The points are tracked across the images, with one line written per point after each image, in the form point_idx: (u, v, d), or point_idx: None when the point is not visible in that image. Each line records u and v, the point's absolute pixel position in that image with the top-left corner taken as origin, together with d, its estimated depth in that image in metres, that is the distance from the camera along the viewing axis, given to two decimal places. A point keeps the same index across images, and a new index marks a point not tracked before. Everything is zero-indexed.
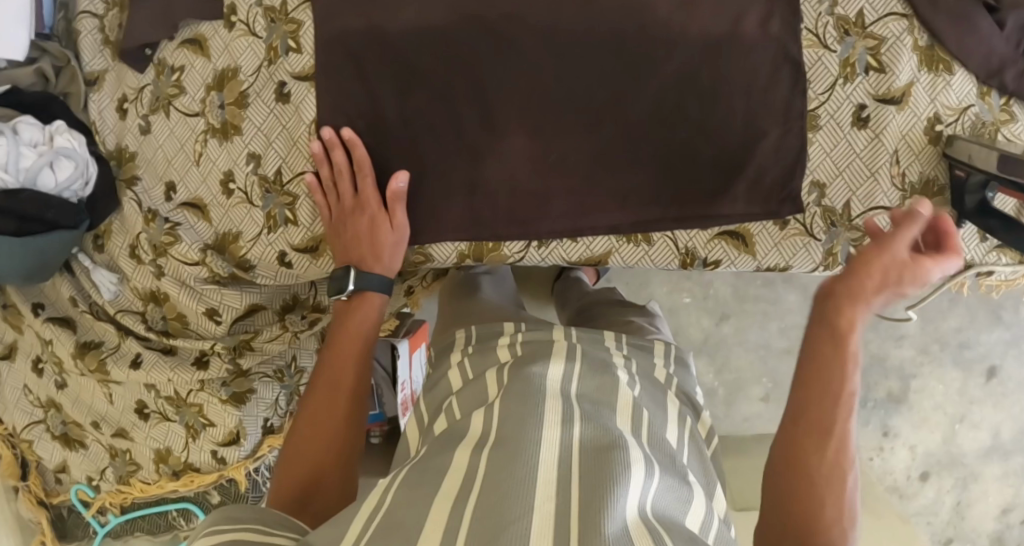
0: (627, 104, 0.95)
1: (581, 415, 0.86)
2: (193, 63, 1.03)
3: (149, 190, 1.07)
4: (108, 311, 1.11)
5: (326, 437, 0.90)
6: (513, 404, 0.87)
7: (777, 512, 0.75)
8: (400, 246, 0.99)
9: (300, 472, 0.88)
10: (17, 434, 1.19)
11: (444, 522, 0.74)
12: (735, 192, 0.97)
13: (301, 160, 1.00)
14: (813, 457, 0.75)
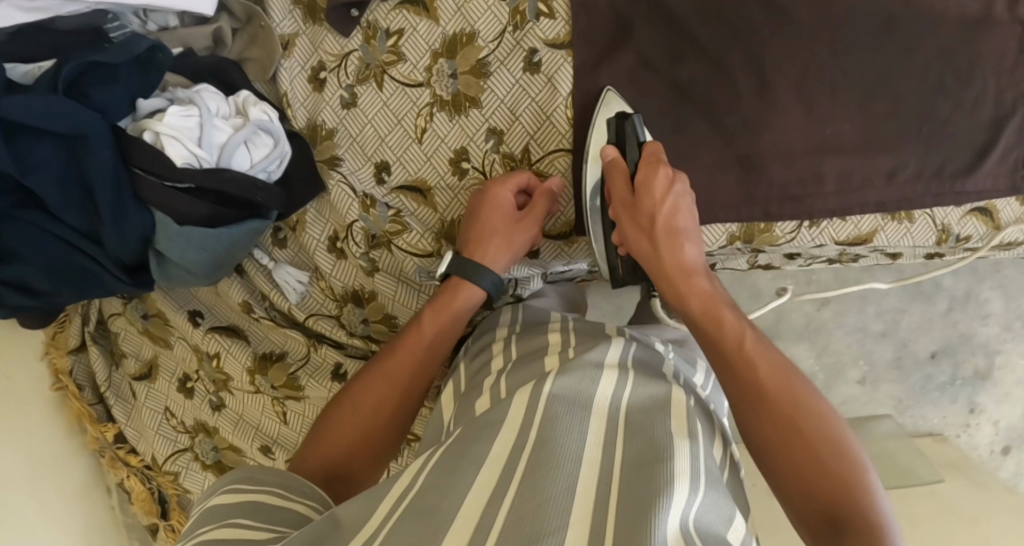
0: (897, 79, 0.91)
1: (626, 431, 0.71)
2: (416, 26, 0.90)
3: (356, 172, 0.93)
4: (297, 316, 0.96)
5: (362, 420, 0.83)
6: (564, 401, 0.73)
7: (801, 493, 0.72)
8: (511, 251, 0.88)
9: (336, 448, 0.81)
10: (157, 467, 1.01)
11: (477, 512, 0.63)
12: (985, 168, 0.92)
13: (554, 135, 0.90)
14: (794, 443, 0.73)
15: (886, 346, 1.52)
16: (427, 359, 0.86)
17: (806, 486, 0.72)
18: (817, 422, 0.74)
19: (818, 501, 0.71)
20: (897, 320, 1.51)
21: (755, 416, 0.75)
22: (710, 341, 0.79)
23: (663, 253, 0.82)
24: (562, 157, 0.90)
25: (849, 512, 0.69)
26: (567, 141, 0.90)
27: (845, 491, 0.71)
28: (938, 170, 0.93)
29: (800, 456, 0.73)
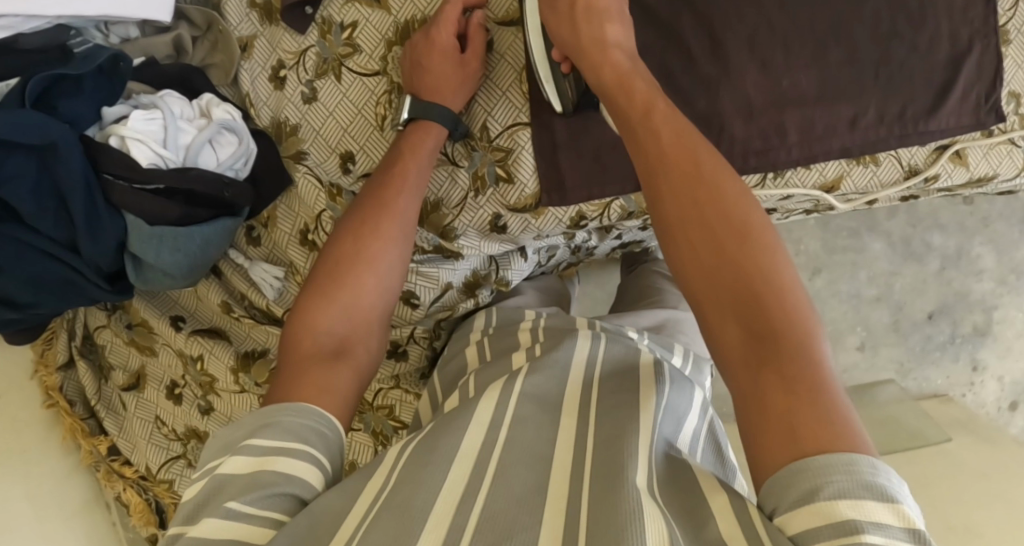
0: (848, 22, 0.91)
1: (595, 421, 0.73)
2: (369, 18, 0.93)
3: (321, 164, 0.94)
4: (275, 312, 0.96)
5: (364, 265, 0.82)
6: (526, 394, 0.76)
7: (745, 349, 0.62)
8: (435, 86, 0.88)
9: (322, 338, 0.78)
10: (152, 476, 1.00)
11: (456, 498, 0.62)
12: (948, 107, 0.94)
13: (511, 110, 0.91)
14: (762, 299, 0.62)
15: (883, 311, 1.51)
16: (379, 242, 0.84)
17: (731, 315, 0.63)
18: (727, 184, 0.67)
19: (747, 349, 0.62)
20: (891, 283, 1.51)
21: (659, 204, 0.68)
22: (631, 139, 0.73)
23: (581, 29, 0.80)
24: (522, 131, 0.91)
25: (775, 317, 0.61)
26: (524, 115, 0.91)
27: (781, 347, 0.60)
28: (901, 110, 0.94)
29: (727, 295, 0.63)
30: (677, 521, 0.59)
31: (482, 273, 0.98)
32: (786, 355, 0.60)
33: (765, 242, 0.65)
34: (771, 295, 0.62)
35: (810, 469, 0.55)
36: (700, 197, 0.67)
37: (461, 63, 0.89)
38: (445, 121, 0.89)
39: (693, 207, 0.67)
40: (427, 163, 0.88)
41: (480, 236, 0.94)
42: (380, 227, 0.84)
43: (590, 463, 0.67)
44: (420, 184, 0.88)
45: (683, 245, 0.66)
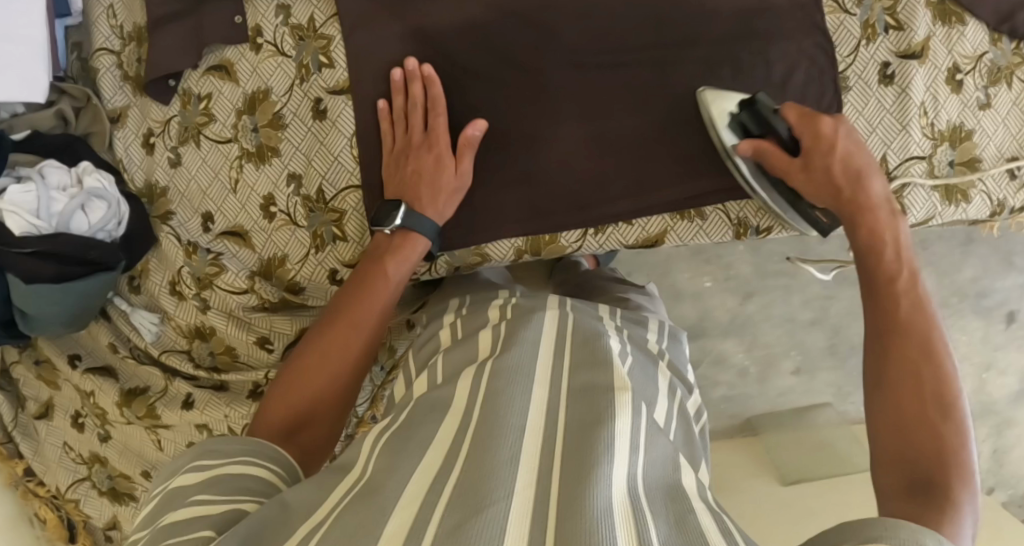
0: (668, 76, 0.95)
1: (568, 401, 0.79)
2: (221, 89, 1.02)
3: (185, 223, 1.05)
4: (153, 353, 1.08)
5: (341, 349, 0.89)
6: (501, 371, 0.82)
7: (915, 467, 0.71)
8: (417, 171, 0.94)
9: (290, 413, 0.86)
10: (61, 495, 1.15)
11: (423, 493, 0.67)
12: None
13: (344, 175, 0.99)
14: (939, 385, 0.75)
15: (818, 333, 1.58)
16: (358, 329, 0.90)
17: (896, 398, 0.75)
18: (912, 313, 0.79)
19: (895, 427, 0.74)
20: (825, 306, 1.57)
21: (886, 345, 0.78)
22: (880, 282, 0.82)
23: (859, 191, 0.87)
24: (353, 194, 0.99)
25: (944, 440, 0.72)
26: (355, 179, 0.99)
27: (937, 421, 0.73)
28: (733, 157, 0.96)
29: (897, 381, 0.75)
30: (645, 511, 0.66)
31: None
32: (932, 434, 0.72)
33: (921, 371, 0.76)
34: (933, 382, 0.75)
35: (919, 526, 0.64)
36: (923, 346, 0.77)
37: (423, 140, 0.95)
38: (432, 232, 0.95)
39: (886, 359, 0.77)
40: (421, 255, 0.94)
41: (322, 290, 1.02)
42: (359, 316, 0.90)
43: (562, 444, 0.73)
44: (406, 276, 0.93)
45: (884, 375, 0.76)
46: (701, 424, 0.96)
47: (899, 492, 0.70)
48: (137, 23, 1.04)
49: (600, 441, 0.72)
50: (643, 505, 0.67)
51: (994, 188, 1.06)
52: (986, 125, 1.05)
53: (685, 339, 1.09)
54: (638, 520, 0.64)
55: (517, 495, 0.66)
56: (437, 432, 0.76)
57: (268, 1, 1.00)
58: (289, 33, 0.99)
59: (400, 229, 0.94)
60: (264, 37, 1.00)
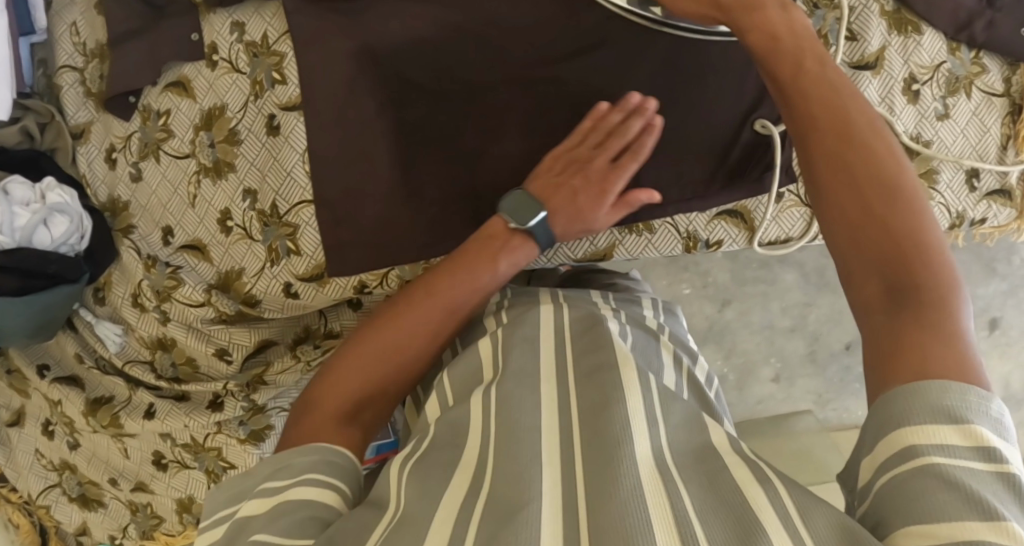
0: (616, 90, 0.96)
1: (575, 390, 0.77)
2: (179, 105, 1.04)
3: (146, 236, 1.07)
4: (117, 364, 1.10)
5: (381, 347, 0.84)
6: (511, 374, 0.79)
7: (893, 331, 0.65)
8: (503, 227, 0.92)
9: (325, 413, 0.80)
10: (34, 501, 1.20)
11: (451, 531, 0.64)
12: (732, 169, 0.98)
13: (297, 190, 1.00)
14: (911, 236, 0.69)
15: (798, 341, 1.56)
16: (390, 328, 0.85)
17: (858, 232, 0.71)
18: (856, 113, 0.75)
19: (857, 235, 0.71)
20: (805, 314, 1.54)
21: (832, 183, 0.73)
22: (838, 139, 0.74)
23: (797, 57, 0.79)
24: (306, 208, 1.00)
25: (922, 286, 0.66)
26: (308, 193, 0.99)
27: (915, 268, 0.67)
28: (679, 172, 0.98)
29: (870, 230, 0.70)
30: (680, 486, 0.64)
31: (312, 327, 1.09)
32: (916, 263, 0.67)
33: (871, 160, 0.72)
34: (905, 228, 0.69)
35: (922, 390, 0.60)
36: (876, 202, 0.71)
37: None
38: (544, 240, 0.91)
39: (847, 227, 0.71)
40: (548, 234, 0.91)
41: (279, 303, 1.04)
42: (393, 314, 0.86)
43: (579, 438, 0.71)
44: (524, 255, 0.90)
45: (845, 241, 0.71)
46: (713, 387, 0.95)
47: (877, 296, 0.68)
48: (99, 40, 1.06)
49: (615, 428, 0.69)
50: (675, 479, 0.65)
51: (952, 200, 1.03)
52: (946, 135, 1.02)
53: (682, 314, 1.08)
54: (675, 501, 0.62)
55: (546, 497, 0.64)
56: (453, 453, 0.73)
57: (223, 19, 1.02)
58: (243, 50, 1.01)
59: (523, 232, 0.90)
60: (220, 54, 1.02)
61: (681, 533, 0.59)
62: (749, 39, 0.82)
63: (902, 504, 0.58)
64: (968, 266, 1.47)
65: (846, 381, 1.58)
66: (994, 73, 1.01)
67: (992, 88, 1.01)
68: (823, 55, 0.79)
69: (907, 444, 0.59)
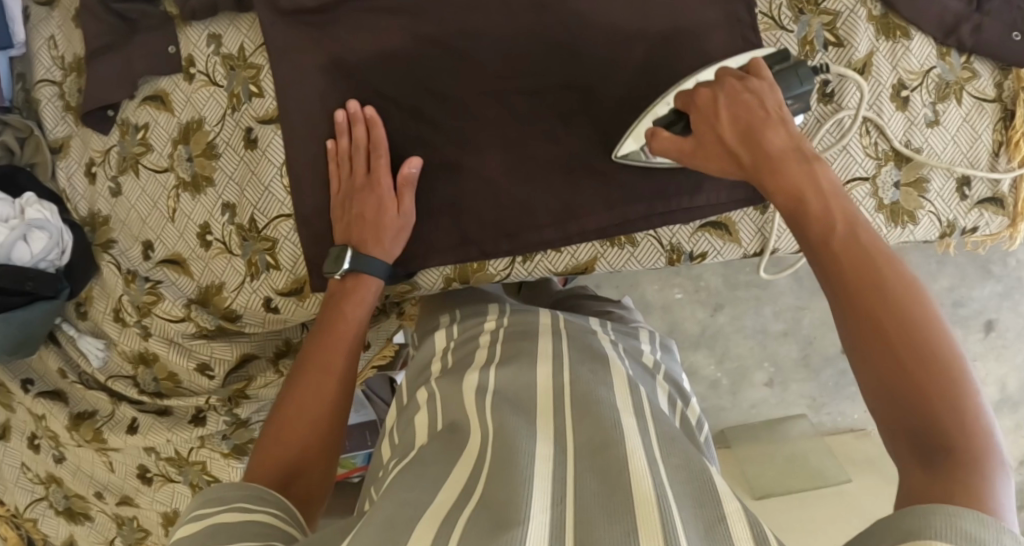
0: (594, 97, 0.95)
1: (574, 424, 0.77)
2: (157, 119, 1.03)
3: (126, 251, 1.06)
4: (99, 379, 1.10)
5: (324, 387, 0.90)
6: (511, 402, 0.81)
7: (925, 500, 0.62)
8: (404, 232, 0.96)
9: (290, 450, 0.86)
10: (21, 514, 1.20)
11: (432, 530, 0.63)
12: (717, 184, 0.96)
13: (275, 204, 0.99)
14: (943, 400, 0.64)
15: (790, 345, 1.54)
16: (324, 366, 0.92)
17: (892, 391, 0.66)
18: (891, 271, 0.70)
19: (893, 396, 0.66)
20: (798, 317, 1.52)
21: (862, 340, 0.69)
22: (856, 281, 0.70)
23: (804, 190, 0.77)
24: (285, 222, 0.99)
25: (958, 459, 0.62)
26: (287, 208, 0.99)
27: (950, 441, 0.63)
28: (657, 185, 0.96)
29: (902, 391, 0.66)
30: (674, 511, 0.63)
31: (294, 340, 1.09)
32: (952, 432, 0.63)
33: (904, 316, 0.68)
34: (939, 390, 0.65)
35: (954, 516, 0.56)
36: (907, 364, 0.66)
37: (367, 182, 0.95)
38: (383, 271, 0.95)
39: (879, 387, 0.67)
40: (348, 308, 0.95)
41: (260, 317, 1.03)
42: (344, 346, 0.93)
43: (572, 467, 0.71)
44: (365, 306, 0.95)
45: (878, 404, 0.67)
46: (704, 432, 0.94)
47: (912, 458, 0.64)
48: (76, 54, 1.05)
49: (615, 463, 0.69)
50: (672, 507, 0.63)
51: (942, 208, 1.01)
52: (935, 142, 0.99)
53: (676, 351, 1.07)
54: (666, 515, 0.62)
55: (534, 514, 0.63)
56: (449, 470, 0.74)
57: (199, 32, 1.01)
58: (220, 62, 1.00)
59: (353, 273, 0.95)
60: (197, 67, 1.01)
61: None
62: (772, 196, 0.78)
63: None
64: (963, 268, 1.39)
65: (839, 385, 1.55)
66: (984, 78, 0.98)
67: (984, 93, 0.99)
68: (849, 208, 0.75)
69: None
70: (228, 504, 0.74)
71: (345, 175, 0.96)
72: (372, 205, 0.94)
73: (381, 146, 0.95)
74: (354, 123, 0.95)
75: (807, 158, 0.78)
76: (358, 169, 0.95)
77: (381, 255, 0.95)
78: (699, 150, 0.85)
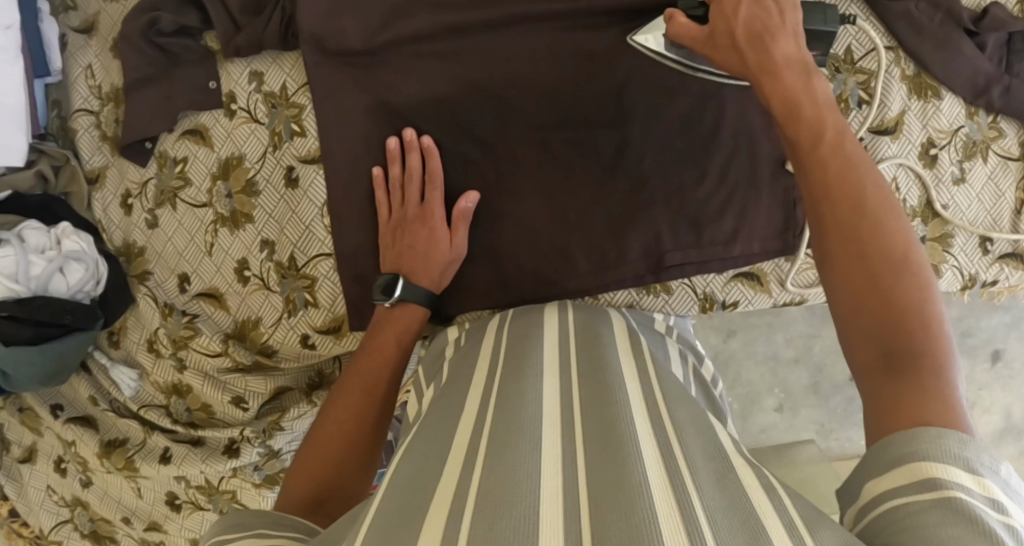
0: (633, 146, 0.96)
1: (579, 384, 0.79)
2: (196, 154, 1.03)
3: (162, 283, 1.07)
4: (132, 408, 1.10)
5: (363, 402, 0.91)
6: (513, 372, 0.81)
7: (887, 389, 0.66)
8: (455, 265, 0.97)
9: (329, 460, 0.87)
10: (45, 536, 1.21)
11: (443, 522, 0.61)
12: (752, 234, 0.98)
13: (315, 243, 1.00)
14: (906, 298, 0.69)
15: (801, 372, 1.57)
16: (366, 378, 0.92)
17: (861, 291, 0.70)
18: (871, 185, 0.74)
19: (862, 297, 0.70)
20: (809, 345, 1.56)
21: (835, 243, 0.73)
22: (833, 177, 0.74)
23: (786, 75, 0.78)
24: (324, 261, 1.00)
25: (915, 348, 0.67)
26: (327, 246, 1.00)
27: (911, 331, 0.68)
28: (696, 231, 0.97)
29: (870, 287, 0.70)
30: (681, 473, 0.63)
31: (327, 372, 1.09)
32: (912, 324, 0.68)
33: (883, 240, 0.72)
34: (904, 285, 0.70)
35: (919, 439, 0.60)
36: (876, 257, 0.71)
37: (420, 212, 0.96)
38: (427, 300, 0.96)
39: (849, 284, 0.71)
40: (391, 329, 0.95)
41: (297, 352, 1.04)
42: (383, 363, 0.93)
43: (580, 428, 0.71)
44: (407, 327, 0.95)
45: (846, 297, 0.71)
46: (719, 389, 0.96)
47: (883, 390, 0.66)
48: (114, 83, 1.05)
49: (620, 419, 0.69)
50: (683, 472, 0.63)
51: (966, 263, 1.02)
52: (960, 200, 1.00)
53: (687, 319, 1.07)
54: (675, 476, 0.62)
55: (546, 484, 0.63)
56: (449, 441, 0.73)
57: (241, 68, 1.01)
58: (262, 100, 1.01)
59: (399, 300, 0.95)
60: (238, 103, 1.02)
61: (682, 511, 0.59)
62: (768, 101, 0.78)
63: (903, 525, 0.57)
64: (972, 300, 1.44)
65: (849, 411, 1.58)
66: (1011, 137, 1.00)
67: (1010, 152, 1.00)
68: (842, 124, 0.77)
69: (928, 473, 0.58)
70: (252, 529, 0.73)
71: (397, 205, 0.97)
72: (424, 237, 0.95)
73: (435, 178, 0.96)
74: (409, 150, 0.96)
75: (800, 51, 0.80)
76: (412, 199, 0.96)
77: (428, 285, 0.96)
78: (712, 43, 0.83)
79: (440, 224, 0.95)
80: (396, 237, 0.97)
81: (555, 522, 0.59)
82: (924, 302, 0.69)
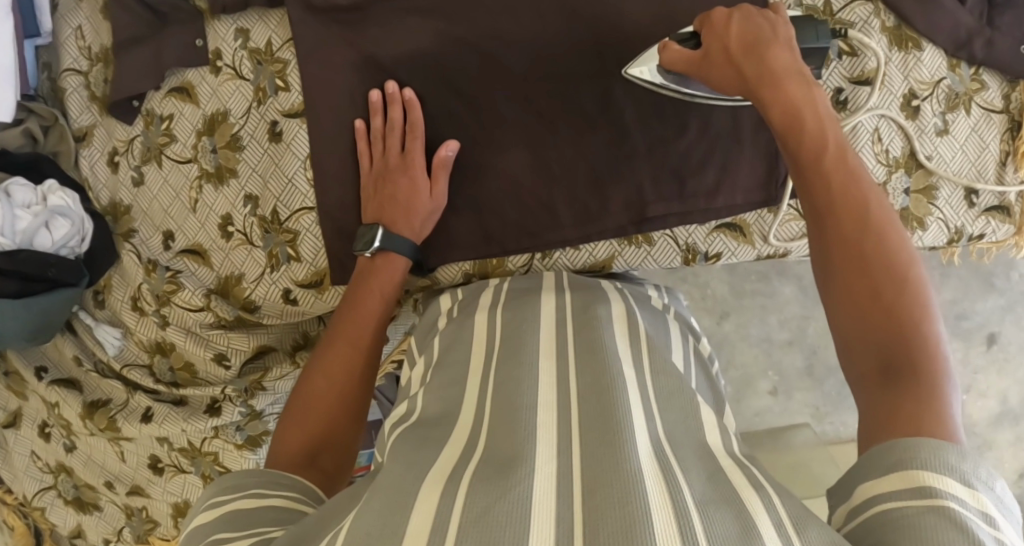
0: (615, 98, 0.96)
1: (575, 370, 0.76)
2: (182, 111, 1.04)
3: (147, 240, 1.07)
4: (115, 367, 1.10)
5: (350, 361, 0.90)
6: (510, 359, 0.80)
7: (881, 398, 0.67)
8: (436, 215, 0.96)
9: (319, 421, 0.87)
10: (28, 503, 1.21)
11: (433, 508, 0.60)
12: (735, 185, 0.97)
13: (297, 196, 1.00)
14: (904, 306, 0.70)
15: (795, 355, 1.56)
16: (351, 337, 0.92)
17: (861, 304, 0.71)
18: (872, 199, 0.75)
19: (861, 308, 0.71)
20: (803, 327, 1.55)
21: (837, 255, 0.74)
22: (835, 189, 0.75)
23: (788, 88, 0.78)
24: (307, 215, 1.00)
25: (912, 356, 0.68)
26: (309, 201, 1.00)
27: (907, 340, 0.69)
28: (678, 183, 0.97)
29: (870, 297, 0.71)
30: (673, 467, 0.62)
31: (311, 333, 1.10)
32: (910, 335, 0.69)
33: (883, 251, 0.72)
34: (903, 296, 0.70)
35: (918, 455, 0.61)
36: (875, 269, 0.72)
37: (401, 162, 0.96)
38: (409, 251, 0.96)
39: (848, 295, 0.72)
40: (373, 284, 0.94)
41: (279, 308, 1.04)
42: (367, 320, 0.93)
43: (577, 413, 0.69)
44: (390, 282, 0.95)
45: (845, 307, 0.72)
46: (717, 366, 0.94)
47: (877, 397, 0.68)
48: (103, 45, 1.07)
49: (618, 414, 0.67)
50: (675, 468, 0.62)
51: (951, 215, 1.02)
52: (945, 151, 1.00)
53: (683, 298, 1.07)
54: (669, 471, 0.61)
55: (540, 470, 0.62)
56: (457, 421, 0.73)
57: (227, 25, 1.02)
58: (248, 56, 1.01)
59: (381, 251, 0.95)
60: (224, 60, 1.02)
61: (673, 501, 0.57)
62: (770, 113, 0.78)
63: (893, 527, 0.59)
64: (967, 281, 1.42)
65: (843, 395, 1.55)
66: (994, 90, 0.99)
67: (992, 105, 1.00)
68: (843, 138, 0.77)
69: (922, 482, 0.59)
70: (246, 490, 0.73)
71: (378, 154, 0.97)
72: (403, 187, 0.95)
73: (416, 129, 0.96)
74: (390, 103, 0.96)
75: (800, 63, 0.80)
76: (392, 150, 0.97)
77: (410, 236, 0.96)
78: (706, 61, 0.83)
79: (420, 174, 0.95)
80: (377, 187, 0.97)
81: (545, 504, 0.59)
82: (923, 313, 0.70)
